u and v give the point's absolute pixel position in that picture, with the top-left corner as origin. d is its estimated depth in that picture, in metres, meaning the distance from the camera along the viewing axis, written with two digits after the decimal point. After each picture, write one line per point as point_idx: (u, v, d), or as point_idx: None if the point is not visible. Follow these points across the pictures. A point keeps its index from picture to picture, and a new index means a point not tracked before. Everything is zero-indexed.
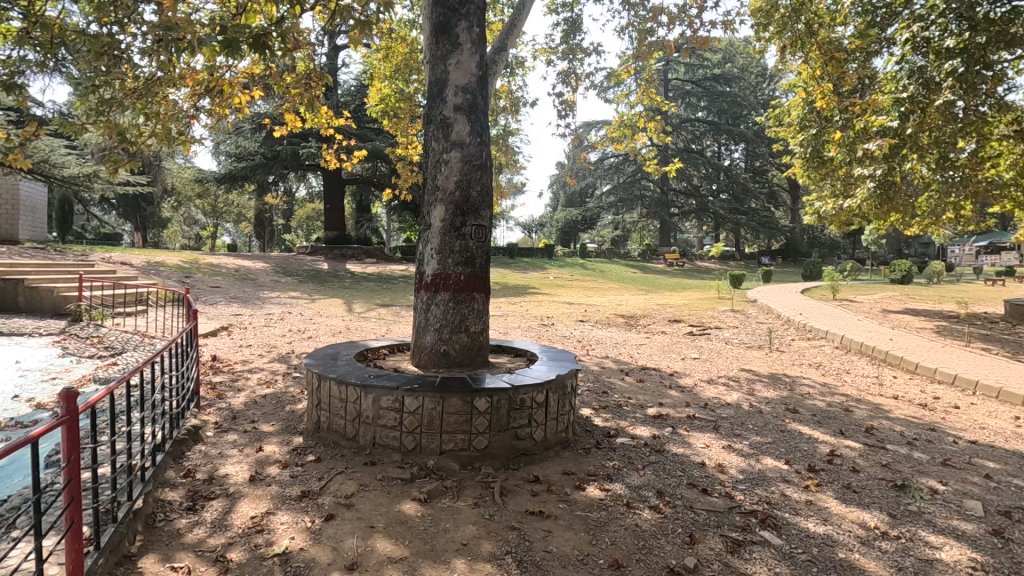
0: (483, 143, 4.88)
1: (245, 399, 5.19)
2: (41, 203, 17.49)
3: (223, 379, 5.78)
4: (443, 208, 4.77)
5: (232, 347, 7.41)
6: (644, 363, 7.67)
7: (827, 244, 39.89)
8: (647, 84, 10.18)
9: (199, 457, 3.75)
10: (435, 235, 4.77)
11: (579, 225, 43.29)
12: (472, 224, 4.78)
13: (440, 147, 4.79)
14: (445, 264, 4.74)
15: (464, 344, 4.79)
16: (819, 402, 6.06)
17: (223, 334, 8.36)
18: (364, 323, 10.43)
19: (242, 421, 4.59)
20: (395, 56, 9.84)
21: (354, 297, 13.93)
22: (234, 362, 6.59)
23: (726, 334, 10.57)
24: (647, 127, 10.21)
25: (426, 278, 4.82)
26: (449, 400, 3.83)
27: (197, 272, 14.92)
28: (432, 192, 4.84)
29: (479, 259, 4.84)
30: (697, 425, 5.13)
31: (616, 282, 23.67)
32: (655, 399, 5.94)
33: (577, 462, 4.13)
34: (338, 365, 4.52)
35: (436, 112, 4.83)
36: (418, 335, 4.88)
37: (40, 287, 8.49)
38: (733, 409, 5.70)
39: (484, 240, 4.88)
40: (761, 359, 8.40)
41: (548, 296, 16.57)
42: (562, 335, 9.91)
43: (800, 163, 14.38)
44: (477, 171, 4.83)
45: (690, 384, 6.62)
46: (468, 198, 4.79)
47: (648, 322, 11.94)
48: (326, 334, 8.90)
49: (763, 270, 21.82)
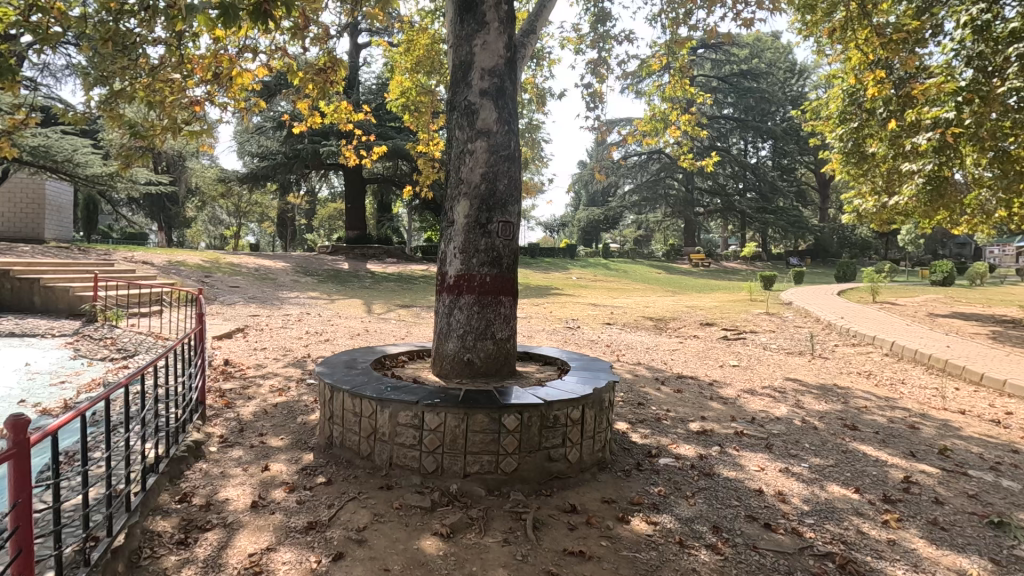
0: (511, 132, 4.45)
1: (255, 408, 4.85)
2: (67, 203, 17.59)
3: (233, 386, 5.45)
4: (467, 203, 4.37)
5: (246, 350, 7.12)
6: (680, 370, 7.17)
7: (858, 244, 38.65)
8: (679, 75, 9.45)
9: (199, 478, 3.39)
10: (458, 233, 4.37)
11: (601, 225, 42.62)
12: (498, 220, 4.36)
13: (464, 136, 4.39)
14: (469, 264, 4.33)
15: (490, 352, 4.36)
16: (878, 418, 5.49)
17: (238, 336, 8.07)
18: (383, 324, 10.10)
19: (250, 434, 4.23)
20: (418, 48, 9.48)
21: (374, 297, 13.65)
22: (247, 366, 6.28)
23: (763, 339, 9.98)
24: (680, 121, 9.55)
25: (448, 279, 4.41)
26: (474, 417, 3.42)
27: (217, 272, 14.81)
28: (455, 185, 4.44)
29: (507, 259, 4.41)
30: (747, 444, 4.62)
31: (641, 282, 23.06)
32: (697, 413, 5.43)
33: (617, 487, 3.68)
34: (355, 374, 4.15)
35: (460, 98, 4.42)
36: (439, 342, 4.47)
37: (56, 287, 8.31)
38: (784, 424, 5.17)
39: (511, 238, 4.45)
40: (805, 368, 7.81)
41: (572, 298, 16.08)
42: (589, 339, 9.43)
43: (839, 159, 13.63)
44: (505, 162, 4.40)
45: (733, 395, 6.10)
46: (494, 191, 4.37)
47: (679, 325, 11.40)
48: (345, 336, 8.58)
49: (795, 271, 20.99)
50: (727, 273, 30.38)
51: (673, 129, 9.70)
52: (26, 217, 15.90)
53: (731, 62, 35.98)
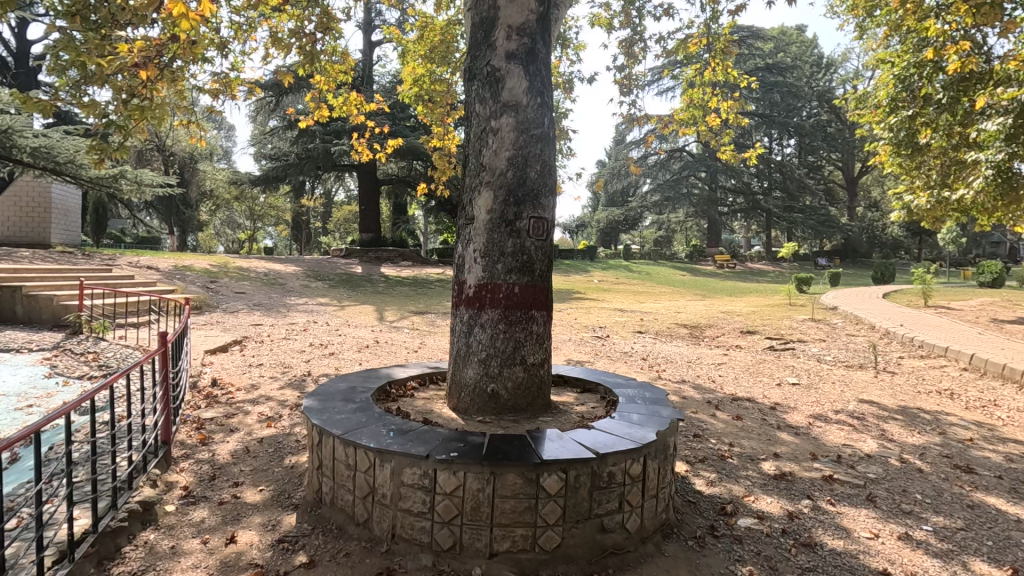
0: (545, 106, 3.58)
1: (236, 445, 4.03)
2: (75, 206, 17.16)
3: (216, 415, 4.64)
4: (490, 194, 3.51)
5: (240, 367, 6.34)
6: (733, 390, 6.23)
7: (889, 244, 37.06)
8: (719, 57, 8.34)
9: (140, 559, 2.56)
10: (479, 232, 3.52)
11: (621, 226, 41.51)
12: (529, 216, 3.50)
13: (486, 111, 3.53)
14: (492, 270, 3.46)
15: (520, 381, 3.49)
16: (991, 454, 4.49)
17: (234, 350, 7.29)
18: (395, 334, 9.27)
19: (223, 485, 3.40)
20: (431, 34, 8.65)
21: (387, 303, 12.87)
22: (237, 388, 5.48)
23: (815, 350, 8.97)
24: (722, 108, 8.49)
25: (467, 290, 3.56)
26: (503, 478, 2.56)
27: (223, 277, 14.16)
28: (475, 173, 3.58)
29: (539, 266, 3.54)
30: (842, 495, 3.66)
31: (666, 285, 21.99)
32: (767, 448, 4.47)
33: (691, 568, 2.79)
34: (353, 410, 3.32)
35: (481, 64, 3.56)
36: (456, 368, 3.60)
37: (39, 295, 7.63)
38: (880, 465, 4.20)
39: (545, 238, 3.58)
40: (876, 386, 6.79)
41: (596, 302, 15.17)
42: (622, 351, 8.48)
43: (889, 150, 12.41)
44: (537, 142, 3.53)
45: (805, 424, 5.11)
46: (524, 179, 3.50)
47: (716, 334, 10.45)
48: (351, 349, 7.76)
49: (830, 273, 19.80)
50: (755, 275, 29.17)
51: (714, 117, 8.63)
52: (32, 221, 15.46)
53: (756, 56, 34.46)
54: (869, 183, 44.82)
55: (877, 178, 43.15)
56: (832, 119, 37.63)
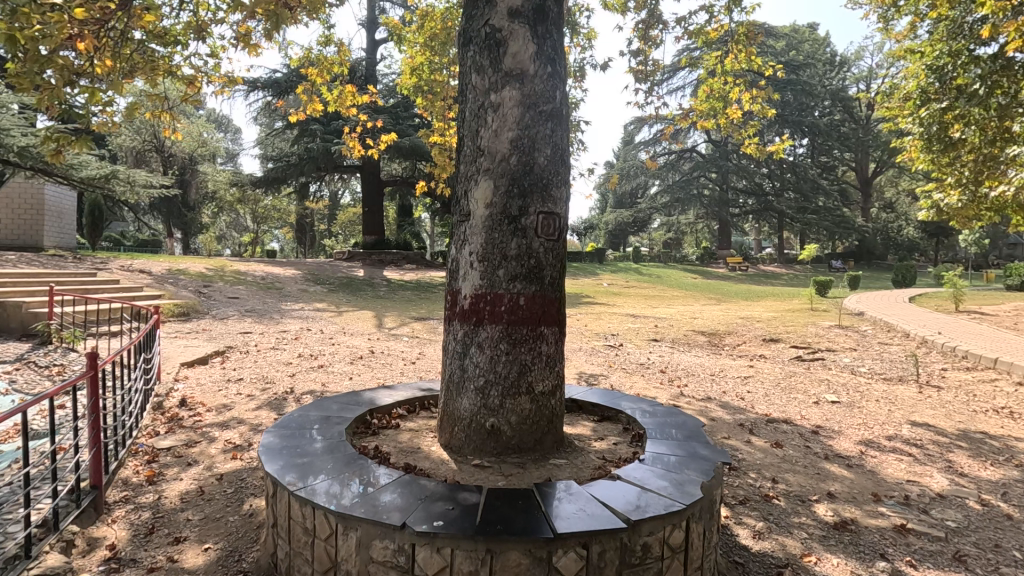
0: (556, 77, 2.94)
1: (190, 485, 3.40)
2: (69, 208, 16.70)
3: (176, 443, 4.01)
4: (489, 184, 2.87)
5: (217, 383, 5.73)
6: (766, 410, 5.54)
7: (904, 246, 36.14)
8: (741, 43, 7.57)
9: None
10: (477, 231, 2.88)
11: (630, 228, 40.79)
12: (536, 211, 2.85)
13: (484, 83, 2.89)
14: (493, 277, 2.82)
15: (526, 415, 2.84)
16: None
17: (215, 362, 6.68)
18: (392, 342, 8.62)
19: (160, 542, 2.77)
20: (431, 23, 8.03)
21: (387, 309, 12.26)
22: (209, 409, 4.87)
23: (847, 361, 8.26)
24: (744, 100, 7.70)
25: (461, 302, 2.91)
26: (504, 556, 1.92)
27: (218, 281, 13.63)
28: (471, 159, 2.95)
29: (549, 272, 2.90)
30: (923, 553, 2.97)
31: (678, 289, 21.24)
32: (818, 486, 3.79)
33: None
34: (320, 451, 2.69)
35: (478, 26, 2.93)
36: (449, 397, 2.96)
37: (6, 303, 7.05)
38: (960, 509, 3.51)
39: (556, 238, 2.93)
40: (924, 404, 6.08)
41: (606, 307, 14.50)
42: (638, 362, 7.79)
43: (920, 146, 11.58)
44: (547, 120, 2.88)
45: (857, 454, 4.41)
46: (531, 166, 2.85)
47: (738, 342, 9.75)
48: (343, 360, 7.12)
49: (851, 276, 18.98)
50: (768, 278, 28.21)
51: (735, 109, 7.85)
52: (24, 223, 15.00)
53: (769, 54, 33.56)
54: (883, 183, 43.82)
55: (892, 178, 42.09)
56: (845, 119, 36.64)
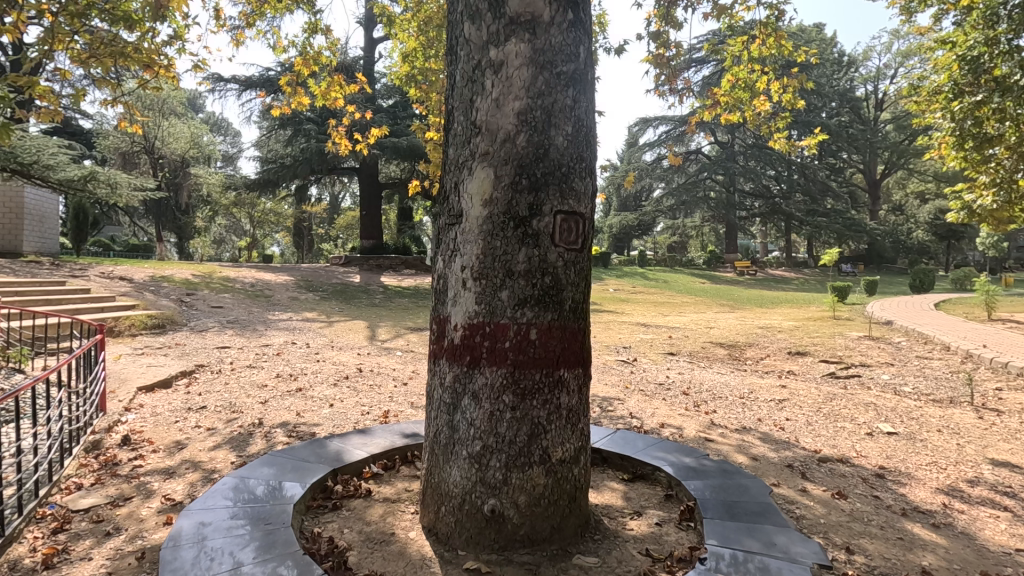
0: (579, 28, 2.15)
1: (98, 567, 2.56)
2: (52, 212, 16.00)
3: (99, 501, 3.20)
4: (489, 173, 2.08)
5: (175, 412, 4.93)
6: (816, 446, 4.71)
7: (914, 249, 35.22)
8: (772, 25, 6.76)
9: None
10: (472, 239, 2.10)
11: (634, 232, 40.00)
12: (553, 211, 2.07)
13: (482, 34, 2.11)
14: (493, 302, 2.05)
15: (540, 494, 2.06)
16: None
17: (180, 385, 5.89)
18: (384, 358, 7.82)
19: None
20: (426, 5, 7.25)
21: (382, 319, 11.49)
22: (156, 448, 4.07)
23: (887, 379, 7.45)
24: (774, 90, 6.91)
25: (451, 337, 2.13)
26: None
27: (204, 289, 12.88)
28: (463, 140, 2.17)
29: (570, 295, 2.11)
30: None
31: (687, 295, 20.43)
32: (910, 559, 2.96)
33: None
34: (265, 536, 2.05)
35: None
36: (434, 465, 2.18)
37: None
38: None
39: (579, 250, 2.14)
40: (994, 434, 5.25)
41: (614, 316, 13.69)
42: (656, 382, 6.95)
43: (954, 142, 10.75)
44: (567, 85, 2.10)
45: (941, 509, 3.60)
46: (546, 149, 2.08)
47: (762, 356, 8.94)
48: (325, 382, 6.28)
49: (868, 282, 18.13)
50: (777, 283, 27.35)
51: (762, 100, 7.00)
52: (4, 227, 14.30)
53: None
54: (892, 186, 42.91)
55: (900, 179, 41.13)
56: (853, 119, 35.71)
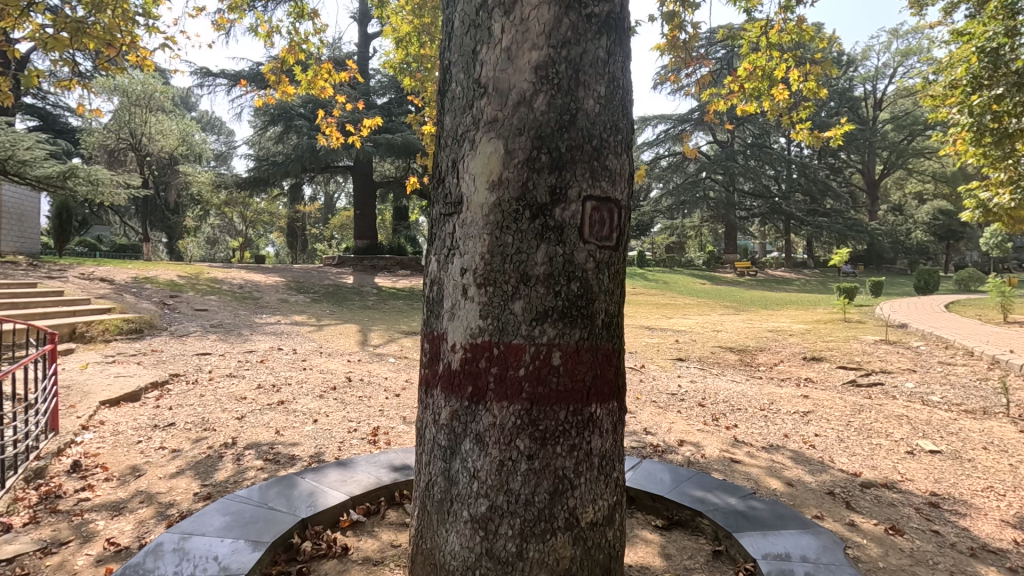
0: None
1: None
2: (32, 210, 15.40)
3: (26, 548, 2.69)
4: (498, 147, 1.59)
5: (140, 430, 4.42)
6: (855, 467, 4.22)
7: (914, 249, 34.91)
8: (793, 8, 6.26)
9: None
10: (475, 234, 1.61)
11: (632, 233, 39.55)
12: (583, 197, 1.58)
13: None
14: (503, 317, 1.55)
15: (564, 566, 1.58)
16: None
17: (151, 397, 5.37)
18: (375, 366, 7.30)
19: None
20: None
21: (375, 322, 10.96)
22: (109, 476, 3.55)
23: (914, 387, 6.98)
24: (795, 79, 6.37)
25: (447, 364, 1.63)
26: None
27: (188, 290, 12.31)
28: (464, 105, 1.67)
29: (603, 307, 1.62)
30: None
31: (688, 296, 19.95)
32: None
33: None
34: None
35: None
36: (426, 525, 1.69)
37: None
38: None
39: (613, 249, 1.64)
40: None
41: None
42: (668, 392, 6.45)
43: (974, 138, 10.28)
44: (600, 33, 1.61)
45: (1014, 547, 3.13)
46: (574, 115, 1.58)
47: (777, 362, 8.46)
48: (310, 393, 5.75)
49: (874, 282, 17.68)
50: (777, 283, 26.92)
51: (782, 90, 6.45)
52: None
53: None
54: (891, 185, 42.61)
55: (900, 179, 40.76)
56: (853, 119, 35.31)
